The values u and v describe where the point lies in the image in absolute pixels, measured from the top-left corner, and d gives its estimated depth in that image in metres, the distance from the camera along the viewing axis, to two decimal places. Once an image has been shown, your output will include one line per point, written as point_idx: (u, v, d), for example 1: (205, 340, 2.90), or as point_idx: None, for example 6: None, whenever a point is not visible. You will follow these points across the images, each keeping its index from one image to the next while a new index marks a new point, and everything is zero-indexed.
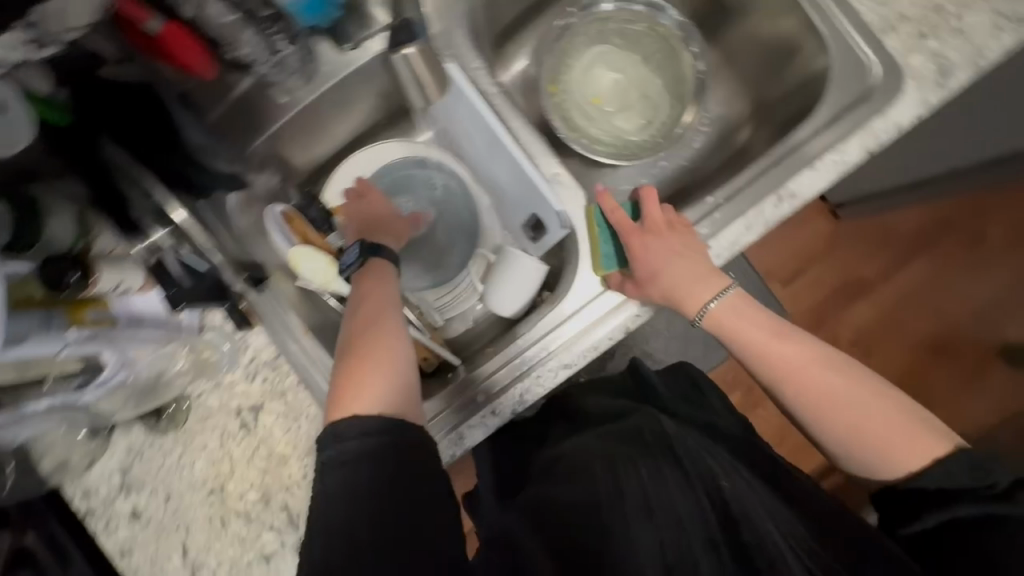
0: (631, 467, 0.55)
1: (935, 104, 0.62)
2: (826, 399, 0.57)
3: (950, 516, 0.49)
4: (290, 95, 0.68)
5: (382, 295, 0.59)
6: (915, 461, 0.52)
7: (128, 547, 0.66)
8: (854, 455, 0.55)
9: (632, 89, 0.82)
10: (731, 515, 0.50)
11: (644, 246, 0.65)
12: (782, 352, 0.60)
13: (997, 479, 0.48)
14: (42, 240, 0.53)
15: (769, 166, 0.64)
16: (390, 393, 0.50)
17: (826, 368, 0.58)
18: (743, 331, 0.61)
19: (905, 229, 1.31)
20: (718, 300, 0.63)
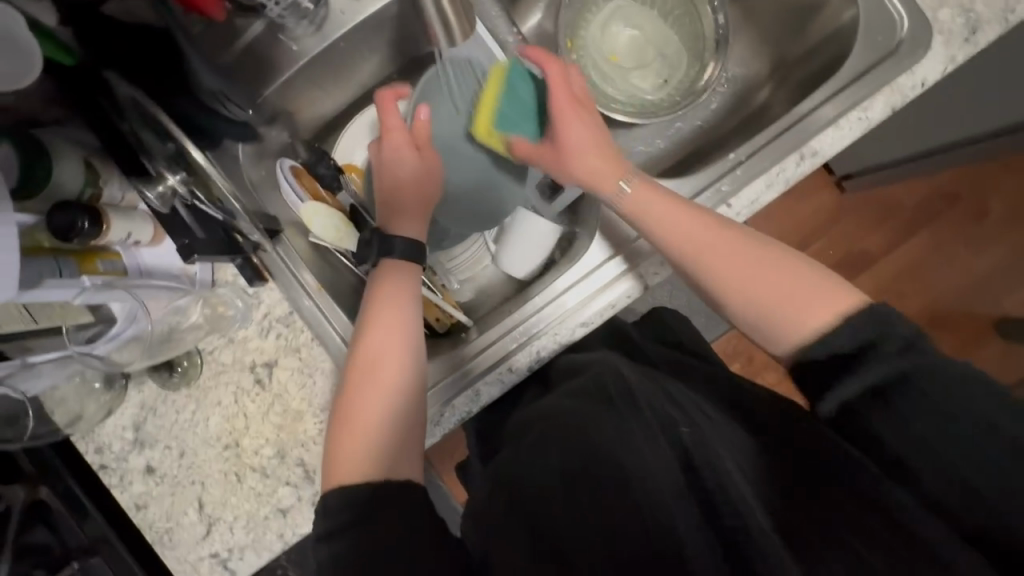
0: (580, 421, 0.47)
1: (961, 60, 0.61)
2: (733, 277, 0.56)
3: (864, 384, 0.44)
4: (299, 42, 0.65)
5: (389, 316, 0.57)
6: (822, 318, 0.50)
7: (144, 501, 0.66)
8: (763, 324, 0.54)
9: (649, 47, 0.80)
10: (698, 458, 0.42)
11: (573, 120, 0.64)
12: (693, 230, 0.58)
13: (895, 333, 0.45)
14: (52, 186, 0.52)
15: (793, 122, 0.63)
16: (384, 452, 0.51)
17: (735, 242, 0.57)
18: (646, 209, 0.59)
19: (910, 203, 1.30)
20: (629, 184, 0.61)
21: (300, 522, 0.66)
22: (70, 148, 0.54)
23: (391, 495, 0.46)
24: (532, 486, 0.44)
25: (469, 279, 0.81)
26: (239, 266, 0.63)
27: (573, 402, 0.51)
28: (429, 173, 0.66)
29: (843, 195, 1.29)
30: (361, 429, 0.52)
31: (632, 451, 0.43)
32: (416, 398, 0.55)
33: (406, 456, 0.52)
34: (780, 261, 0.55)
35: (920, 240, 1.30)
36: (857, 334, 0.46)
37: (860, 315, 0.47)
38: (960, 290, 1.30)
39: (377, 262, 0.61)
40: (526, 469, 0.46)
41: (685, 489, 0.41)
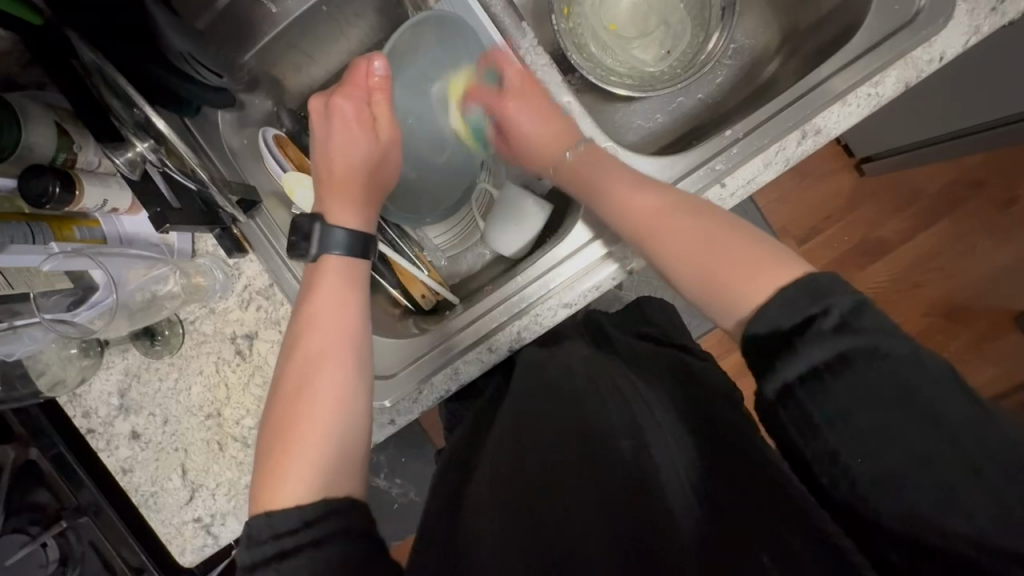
0: (532, 426, 0.50)
1: (985, 32, 0.56)
2: (672, 238, 0.53)
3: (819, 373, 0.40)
4: (279, 4, 0.63)
5: (331, 318, 0.54)
6: (765, 290, 0.45)
7: (130, 465, 0.67)
8: (705, 299, 0.50)
9: (651, 15, 0.76)
10: (635, 470, 0.42)
11: (510, 109, 0.65)
12: (638, 200, 0.55)
13: (833, 304, 0.41)
14: (22, 148, 0.50)
15: (795, 97, 0.59)
16: (324, 462, 0.47)
17: (683, 213, 0.53)
18: (586, 172, 0.61)
19: (932, 188, 1.24)
20: (576, 150, 0.63)
21: None
22: (39, 109, 0.52)
23: (333, 511, 0.42)
24: (478, 485, 0.48)
25: (460, 255, 0.79)
26: (218, 237, 0.63)
27: (530, 407, 0.54)
28: (390, 153, 0.63)
29: (861, 177, 1.24)
30: (299, 438, 0.48)
31: (571, 461, 0.45)
32: (360, 405, 0.52)
33: (350, 466, 0.48)
34: (666, 225, 0.53)
35: (940, 229, 1.24)
36: (797, 307, 0.42)
37: (796, 282, 0.43)
38: (980, 281, 1.25)
39: (319, 259, 0.57)
40: (479, 472, 0.50)
41: (610, 494, 0.41)
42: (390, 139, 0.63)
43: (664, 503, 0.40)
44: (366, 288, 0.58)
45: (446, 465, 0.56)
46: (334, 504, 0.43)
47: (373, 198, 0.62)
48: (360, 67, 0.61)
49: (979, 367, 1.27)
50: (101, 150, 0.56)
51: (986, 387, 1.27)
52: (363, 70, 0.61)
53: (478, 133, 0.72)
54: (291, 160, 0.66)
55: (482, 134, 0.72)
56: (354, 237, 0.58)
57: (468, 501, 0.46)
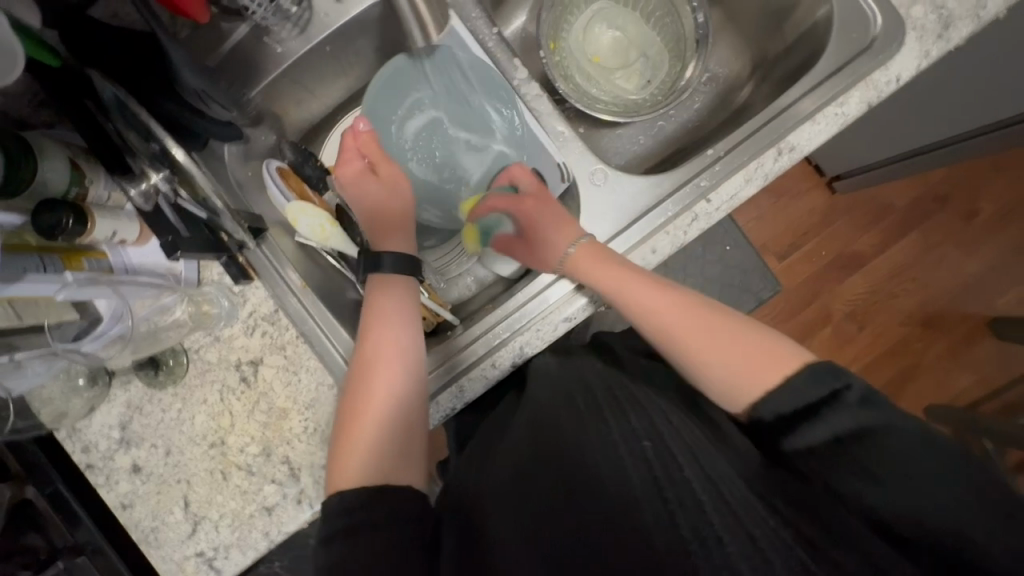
0: (551, 428, 0.52)
1: (934, 56, 0.62)
2: (689, 337, 0.57)
3: (832, 430, 0.45)
4: (284, 45, 0.66)
5: (386, 328, 0.58)
6: (768, 381, 0.51)
7: (130, 500, 0.66)
8: (728, 382, 0.54)
9: (631, 48, 0.81)
10: (657, 461, 0.45)
11: (532, 210, 0.68)
12: (643, 295, 0.60)
13: (852, 379, 0.47)
14: (38, 182, 0.52)
15: (769, 118, 0.64)
16: (388, 456, 0.52)
17: (721, 318, 0.58)
18: (589, 270, 0.62)
19: (901, 203, 1.30)
20: (577, 245, 0.64)
21: (285, 520, 0.65)
22: (54, 146, 0.54)
23: (398, 498, 0.47)
24: (494, 475, 0.49)
25: (455, 279, 0.81)
26: (224, 264, 0.64)
27: (548, 413, 0.55)
28: (398, 189, 0.67)
29: (835, 195, 1.30)
30: (361, 437, 0.53)
31: (598, 453, 0.46)
32: (415, 406, 0.56)
33: (410, 459, 0.53)
34: (696, 337, 0.56)
35: (912, 241, 1.30)
36: (823, 380, 0.48)
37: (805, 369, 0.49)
38: (954, 290, 1.30)
39: (368, 278, 0.62)
40: (492, 468, 0.51)
41: (638, 487, 0.42)
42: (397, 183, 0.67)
43: (695, 491, 0.41)
44: (418, 304, 0.61)
45: (461, 469, 0.58)
46: (391, 492, 0.48)
47: (407, 226, 0.66)
48: (347, 135, 0.68)
49: (963, 374, 1.31)
50: (112, 183, 0.58)
51: (973, 390, 1.31)
52: (352, 134, 0.68)
53: (483, 233, 0.75)
54: (292, 189, 0.68)
55: (489, 235, 0.75)
56: (398, 272, 0.62)
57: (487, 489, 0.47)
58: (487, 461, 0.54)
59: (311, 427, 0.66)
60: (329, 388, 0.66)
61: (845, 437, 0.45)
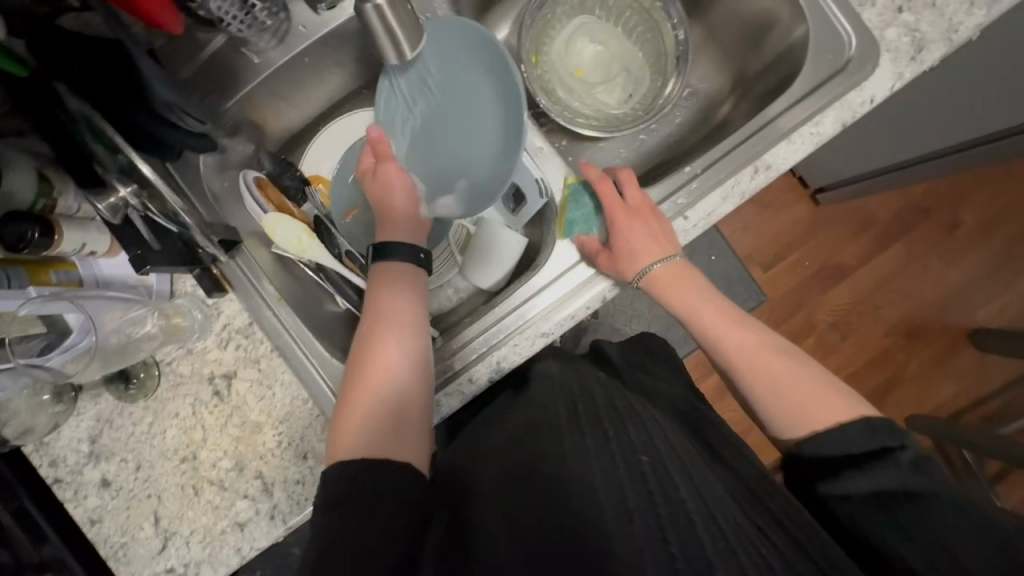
0: (552, 430, 0.52)
1: (908, 78, 0.62)
2: (756, 371, 0.59)
3: (873, 486, 0.46)
4: (262, 55, 0.65)
5: (402, 321, 0.58)
6: (831, 416, 0.53)
7: (98, 515, 0.65)
8: (784, 420, 0.56)
9: (613, 62, 0.82)
10: (653, 477, 0.45)
11: (627, 225, 0.64)
12: (731, 333, 0.61)
13: (908, 442, 0.48)
14: (4, 193, 0.51)
15: (746, 137, 0.64)
16: (387, 434, 0.52)
17: (789, 359, 0.59)
18: (676, 296, 0.64)
19: (882, 216, 1.32)
20: (660, 266, 0.63)
21: (257, 536, 0.64)
22: (22, 158, 0.53)
23: (394, 472, 0.47)
24: (492, 466, 0.48)
25: (435, 291, 0.81)
26: (198, 276, 0.64)
27: (549, 417, 0.54)
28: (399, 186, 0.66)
29: (818, 207, 1.32)
30: (363, 415, 0.53)
31: (597, 461, 0.46)
32: (418, 389, 0.56)
33: (410, 440, 0.53)
34: (772, 372, 0.58)
35: (893, 253, 1.32)
36: (877, 435, 0.49)
37: (855, 423, 0.50)
38: (934, 302, 1.32)
39: (375, 266, 0.62)
40: (487, 458, 0.50)
41: (632, 500, 0.42)
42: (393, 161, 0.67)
43: (688, 515, 0.41)
44: (426, 294, 0.61)
45: (450, 459, 0.57)
46: (388, 466, 0.48)
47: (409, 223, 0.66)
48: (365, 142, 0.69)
49: (943, 385, 1.32)
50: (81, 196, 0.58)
51: (953, 401, 1.33)
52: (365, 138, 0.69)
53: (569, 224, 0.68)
54: (269, 201, 0.68)
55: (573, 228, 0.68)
56: (404, 265, 0.61)
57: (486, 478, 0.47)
58: (482, 450, 0.53)
59: (286, 441, 0.65)
60: (304, 402, 0.65)
61: (883, 493, 0.46)
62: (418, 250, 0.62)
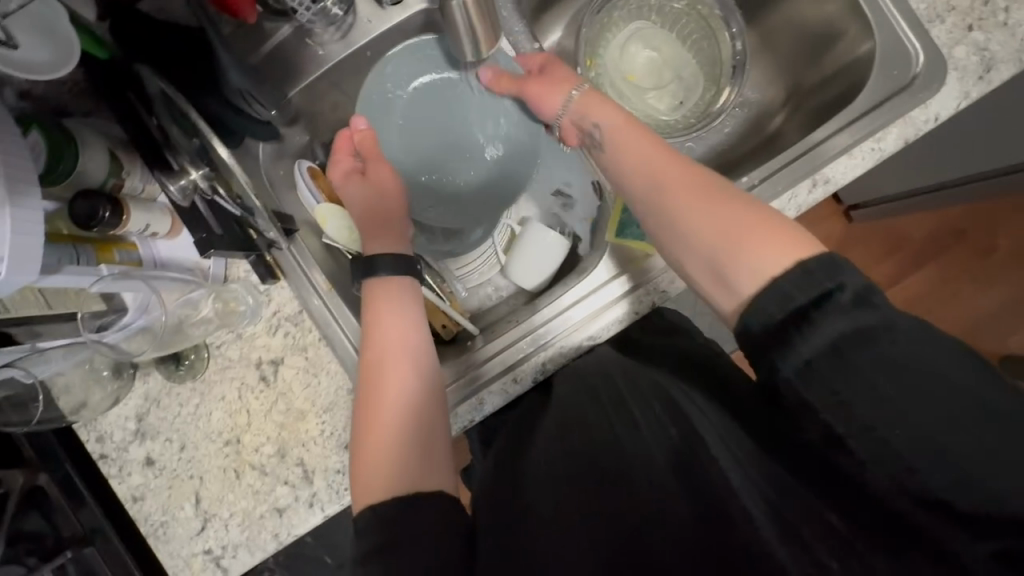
0: (581, 420, 0.53)
1: (975, 97, 0.61)
2: (676, 220, 0.54)
3: (826, 337, 0.41)
4: (325, 47, 0.66)
5: (404, 338, 0.59)
6: (781, 259, 0.46)
7: (141, 493, 0.66)
8: (722, 283, 0.50)
9: (665, 69, 0.81)
10: (688, 453, 0.46)
11: (541, 65, 0.70)
12: (654, 159, 0.59)
13: (846, 281, 0.42)
14: (77, 172, 0.52)
15: (804, 150, 0.64)
16: (411, 459, 0.52)
17: (706, 202, 0.53)
18: (590, 114, 0.65)
19: (917, 236, 1.30)
20: (578, 92, 0.67)
21: (295, 522, 0.65)
22: (95, 137, 0.54)
23: (427, 500, 0.47)
24: (535, 466, 0.51)
25: (476, 289, 0.81)
26: (252, 263, 0.64)
27: (574, 403, 0.56)
28: (384, 194, 0.68)
29: (851, 224, 1.30)
30: (382, 440, 0.53)
31: (634, 465, 0.47)
32: (433, 406, 0.56)
33: (433, 461, 0.53)
34: (682, 220, 0.54)
35: (927, 273, 1.31)
36: (812, 281, 0.43)
37: (801, 265, 0.44)
38: (962, 324, 1.30)
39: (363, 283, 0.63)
40: (532, 453, 0.53)
41: (665, 476, 0.45)
42: (386, 185, 0.68)
43: (742, 502, 0.41)
44: (420, 301, 0.62)
45: (490, 467, 0.58)
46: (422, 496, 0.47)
47: (394, 229, 0.67)
48: (343, 134, 0.70)
49: None
50: (147, 176, 0.58)
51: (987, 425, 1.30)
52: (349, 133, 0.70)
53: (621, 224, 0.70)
54: (323, 192, 0.69)
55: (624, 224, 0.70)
56: (398, 260, 0.63)
57: (531, 493, 0.48)
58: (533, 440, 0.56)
59: (328, 430, 0.66)
60: (349, 392, 0.66)
61: (841, 345, 0.40)
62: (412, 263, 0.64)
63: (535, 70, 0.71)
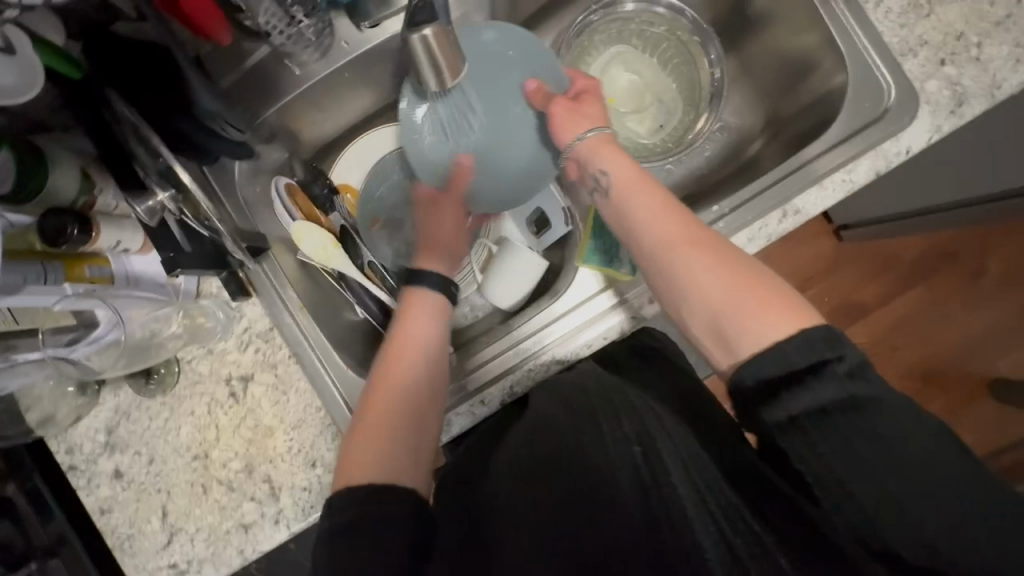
0: (547, 433, 0.51)
1: (946, 132, 0.62)
2: (688, 272, 0.52)
3: (818, 401, 0.41)
4: (304, 67, 0.67)
5: (421, 342, 0.59)
6: (782, 328, 0.46)
7: (108, 505, 0.66)
8: (724, 342, 0.49)
9: (646, 92, 0.82)
10: (648, 473, 0.44)
11: (582, 94, 0.67)
12: (653, 207, 0.56)
13: (846, 352, 0.42)
14: (47, 188, 0.53)
15: (775, 181, 0.64)
16: (397, 457, 0.52)
17: (715, 258, 0.51)
18: (597, 157, 0.61)
19: (906, 257, 1.30)
20: (588, 136, 0.62)
21: (261, 539, 0.65)
22: (66, 155, 0.55)
23: (396, 496, 0.48)
24: (500, 477, 0.50)
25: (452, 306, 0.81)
26: (224, 280, 0.65)
27: (550, 417, 0.53)
28: (453, 224, 0.71)
29: (840, 243, 1.29)
30: (377, 432, 0.53)
31: (599, 484, 0.45)
32: (434, 413, 0.57)
33: (417, 463, 0.53)
34: (690, 272, 0.52)
35: (916, 294, 1.30)
36: (815, 350, 0.43)
37: (808, 333, 0.44)
38: (950, 346, 1.30)
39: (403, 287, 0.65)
40: (498, 463, 0.53)
41: (627, 495, 0.44)
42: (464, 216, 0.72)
43: (697, 538, 0.41)
44: (448, 314, 0.63)
45: (459, 466, 0.58)
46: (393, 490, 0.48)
47: (450, 254, 0.69)
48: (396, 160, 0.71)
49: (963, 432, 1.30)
50: (120, 194, 0.59)
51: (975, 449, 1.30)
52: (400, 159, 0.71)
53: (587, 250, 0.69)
54: (299, 209, 0.69)
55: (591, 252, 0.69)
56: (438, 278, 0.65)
57: (499, 506, 0.47)
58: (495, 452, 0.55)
59: (296, 448, 0.66)
60: (317, 410, 0.66)
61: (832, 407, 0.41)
62: (451, 284, 0.65)
63: (571, 95, 0.67)
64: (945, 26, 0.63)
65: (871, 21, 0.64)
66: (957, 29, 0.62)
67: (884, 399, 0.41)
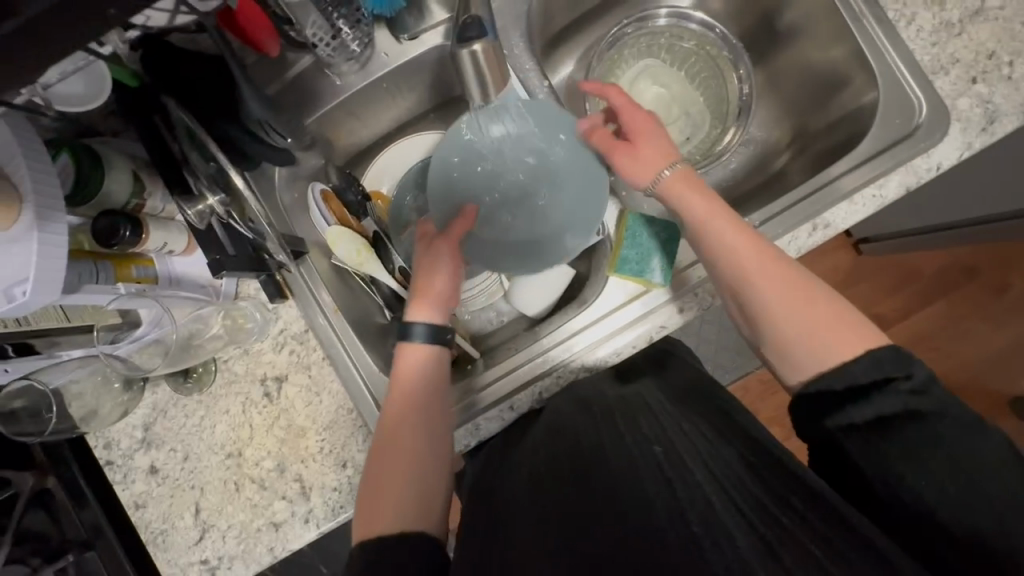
0: (570, 435, 0.55)
1: (977, 149, 0.62)
2: (773, 307, 0.53)
3: (878, 411, 0.45)
4: (343, 78, 0.69)
5: (420, 384, 0.60)
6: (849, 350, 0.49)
7: (143, 500, 0.67)
8: (794, 362, 0.52)
9: (673, 104, 0.83)
10: (670, 470, 0.47)
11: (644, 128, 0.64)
12: (735, 241, 0.56)
13: (916, 370, 0.46)
14: (103, 191, 0.55)
15: (805, 195, 0.64)
16: (408, 502, 0.54)
17: (796, 289, 0.53)
18: (676, 196, 0.60)
19: (927, 272, 1.29)
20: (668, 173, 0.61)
21: (291, 537, 0.66)
22: (121, 160, 0.57)
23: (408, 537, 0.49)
24: (524, 473, 0.54)
25: (479, 312, 0.82)
26: (264, 282, 0.67)
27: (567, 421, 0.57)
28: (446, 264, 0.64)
29: (860, 257, 1.29)
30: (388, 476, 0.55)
31: (623, 483, 0.47)
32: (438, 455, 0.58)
33: (427, 505, 0.55)
34: (770, 305, 0.53)
35: (935, 310, 1.30)
36: (882, 366, 0.46)
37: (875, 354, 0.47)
38: (970, 363, 1.29)
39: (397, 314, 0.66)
40: (519, 464, 0.57)
41: (651, 488, 0.45)
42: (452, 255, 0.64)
43: (726, 526, 0.41)
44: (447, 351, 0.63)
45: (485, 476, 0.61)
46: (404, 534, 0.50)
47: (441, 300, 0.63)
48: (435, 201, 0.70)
49: None
50: (168, 197, 0.60)
51: None
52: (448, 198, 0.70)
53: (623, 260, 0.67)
54: (334, 215, 0.69)
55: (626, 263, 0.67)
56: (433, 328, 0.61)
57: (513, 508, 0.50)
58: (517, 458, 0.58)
59: (327, 448, 0.67)
60: (349, 411, 0.67)
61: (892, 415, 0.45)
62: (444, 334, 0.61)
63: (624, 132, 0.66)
64: (976, 45, 0.63)
65: (901, 40, 0.65)
66: (988, 48, 0.63)
67: (946, 413, 0.44)
